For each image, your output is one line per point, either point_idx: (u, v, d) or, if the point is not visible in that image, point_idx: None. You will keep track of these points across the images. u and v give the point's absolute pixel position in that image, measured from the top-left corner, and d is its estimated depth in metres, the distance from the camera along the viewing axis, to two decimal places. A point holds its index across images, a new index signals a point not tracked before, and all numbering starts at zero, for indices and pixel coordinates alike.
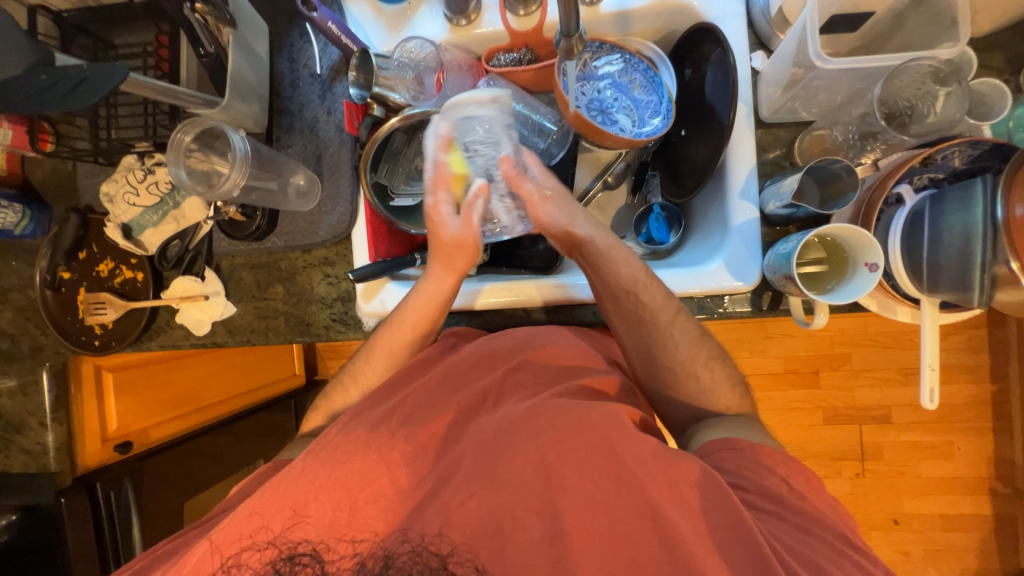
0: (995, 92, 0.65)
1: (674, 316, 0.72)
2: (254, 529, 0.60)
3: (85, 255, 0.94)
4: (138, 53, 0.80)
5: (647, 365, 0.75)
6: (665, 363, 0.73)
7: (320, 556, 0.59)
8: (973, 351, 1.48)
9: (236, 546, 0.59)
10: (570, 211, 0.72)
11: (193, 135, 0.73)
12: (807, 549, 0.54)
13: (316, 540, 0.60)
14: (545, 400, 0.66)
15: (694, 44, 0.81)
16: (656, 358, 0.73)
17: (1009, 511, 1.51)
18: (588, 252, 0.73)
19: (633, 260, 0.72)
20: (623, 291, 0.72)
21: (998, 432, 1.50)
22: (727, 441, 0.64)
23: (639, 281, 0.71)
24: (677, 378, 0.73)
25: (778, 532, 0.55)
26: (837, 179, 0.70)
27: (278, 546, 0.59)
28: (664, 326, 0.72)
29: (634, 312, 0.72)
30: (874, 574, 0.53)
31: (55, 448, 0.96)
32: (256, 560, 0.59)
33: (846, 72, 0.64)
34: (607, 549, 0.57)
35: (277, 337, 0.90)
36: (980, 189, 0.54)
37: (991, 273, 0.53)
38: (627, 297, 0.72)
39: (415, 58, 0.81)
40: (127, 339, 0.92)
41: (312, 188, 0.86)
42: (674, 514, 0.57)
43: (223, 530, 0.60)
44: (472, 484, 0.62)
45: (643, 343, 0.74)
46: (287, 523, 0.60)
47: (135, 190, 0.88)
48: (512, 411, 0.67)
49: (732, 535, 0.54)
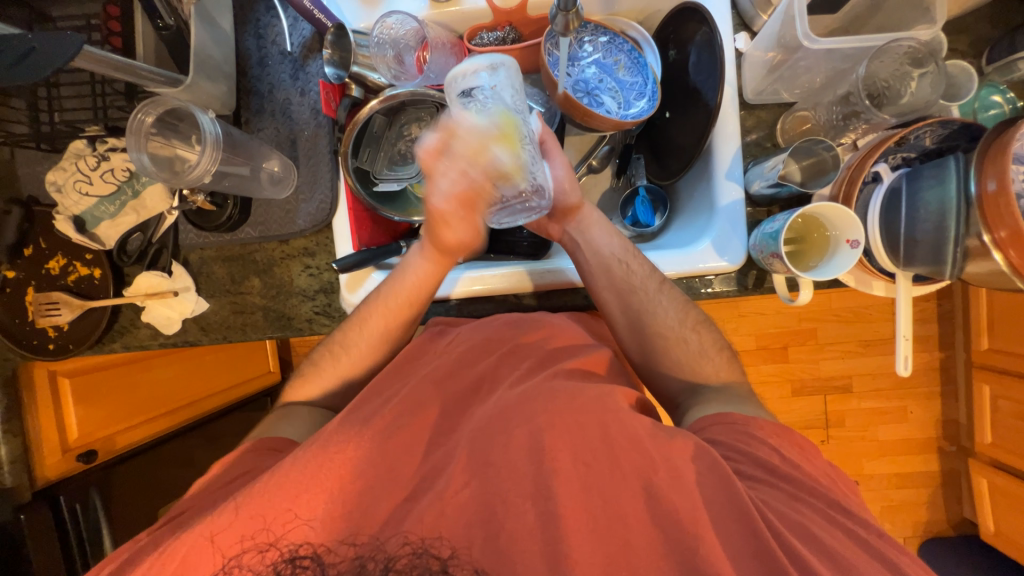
0: (964, 74, 0.69)
1: (662, 287, 0.74)
2: (254, 531, 0.57)
3: (31, 251, 0.86)
4: (82, 27, 0.74)
5: (636, 336, 0.76)
6: (654, 332, 0.74)
7: (321, 558, 0.57)
8: (926, 322, 1.59)
9: (237, 547, 0.57)
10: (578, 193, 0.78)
11: (156, 116, 0.67)
12: (808, 521, 0.55)
13: (318, 543, 0.58)
14: (547, 387, 0.66)
15: (679, 23, 0.81)
16: (644, 326, 0.74)
17: (954, 466, 1.66)
18: (581, 229, 0.79)
19: (623, 239, 0.78)
20: (615, 262, 0.76)
21: (945, 395, 1.63)
22: (719, 415, 0.65)
23: (629, 252, 0.76)
24: (666, 342, 0.74)
25: (782, 507, 0.56)
26: (818, 159, 0.73)
27: (279, 547, 0.57)
28: (653, 294, 0.74)
29: (626, 282, 0.75)
30: (868, 540, 0.55)
31: (9, 462, 0.88)
32: (257, 562, 0.56)
33: (828, 53, 0.66)
34: (619, 534, 0.57)
35: (255, 333, 0.86)
36: (954, 166, 0.56)
37: (963, 246, 0.56)
38: (619, 269, 0.76)
39: (394, 35, 0.76)
40: (86, 342, 0.85)
41: (288, 175, 0.82)
42: (683, 495, 0.57)
43: (223, 532, 0.57)
44: (474, 472, 0.61)
45: (633, 314, 0.75)
46: (287, 526, 0.58)
47: (87, 179, 0.81)
48: (505, 399, 0.67)
49: (737, 511, 0.55)
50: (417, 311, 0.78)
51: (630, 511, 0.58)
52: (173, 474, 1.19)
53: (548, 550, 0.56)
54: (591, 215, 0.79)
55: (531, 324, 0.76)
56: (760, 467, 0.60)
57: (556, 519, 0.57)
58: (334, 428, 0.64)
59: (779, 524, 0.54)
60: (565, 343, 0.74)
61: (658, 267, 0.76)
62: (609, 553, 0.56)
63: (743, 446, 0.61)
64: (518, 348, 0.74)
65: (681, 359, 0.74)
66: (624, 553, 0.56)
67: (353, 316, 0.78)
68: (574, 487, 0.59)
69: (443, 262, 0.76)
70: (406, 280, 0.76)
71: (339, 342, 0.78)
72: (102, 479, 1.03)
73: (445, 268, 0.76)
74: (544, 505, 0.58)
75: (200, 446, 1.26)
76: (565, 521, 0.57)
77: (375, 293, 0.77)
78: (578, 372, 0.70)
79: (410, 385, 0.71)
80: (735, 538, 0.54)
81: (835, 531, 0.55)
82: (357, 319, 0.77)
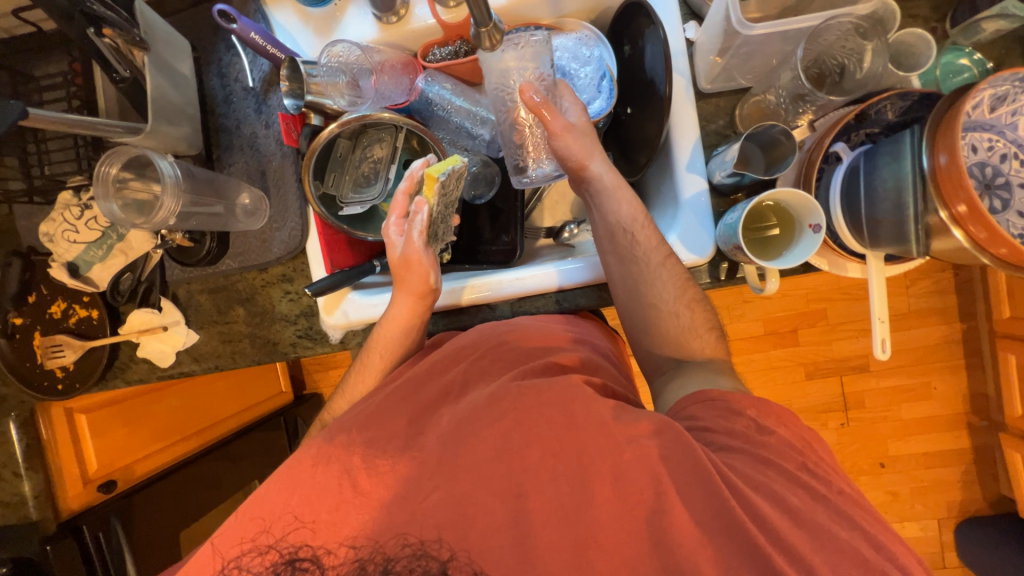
0: (921, 41, 0.66)
1: (666, 260, 0.72)
2: (254, 533, 0.60)
3: (34, 298, 0.91)
4: (59, 84, 0.78)
5: (633, 304, 0.74)
6: (648, 302, 0.73)
7: (320, 560, 0.58)
8: (942, 294, 1.52)
9: (236, 549, 0.60)
10: (586, 147, 0.74)
11: (119, 166, 0.70)
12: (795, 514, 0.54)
13: (318, 546, 0.59)
14: (513, 387, 0.65)
15: (629, 18, 0.80)
16: (639, 294, 0.73)
17: (986, 442, 1.58)
18: (594, 190, 0.75)
19: (636, 203, 0.74)
20: (621, 229, 0.73)
21: (971, 368, 1.56)
22: (696, 394, 0.66)
23: (638, 222, 0.73)
24: (659, 315, 0.73)
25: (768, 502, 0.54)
26: (777, 143, 0.70)
27: (278, 550, 0.59)
28: (655, 267, 0.72)
29: (629, 248, 0.73)
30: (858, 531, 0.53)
31: (33, 496, 0.95)
32: (257, 563, 0.59)
33: (774, 36, 0.64)
34: (605, 532, 0.56)
35: (245, 360, 0.90)
36: (908, 142, 0.55)
37: (924, 223, 0.55)
38: (626, 235, 0.73)
39: (345, 61, 0.77)
40: (90, 380, 0.90)
41: (260, 206, 0.84)
42: (663, 488, 0.56)
43: (223, 534, 0.61)
44: (441, 477, 0.60)
45: (630, 282, 0.73)
46: (287, 529, 0.60)
47: (74, 228, 0.85)
48: (478, 399, 0.66)
49: (712, 498, 0.55)
50: (403, 352, 0.80)
51: (616, 507, 0.57)
52: (202, 495, 1.22)
53: (534, 550, 0.57)
54: (599, 172, 0.74)
55: (508, 329, 0.78)
56: (737, 453, 0.59)
57: (536, 523, 0.57)
58: (324, 442, 0.65)
59: (757, 509, 0.54)
60: (547, 342, 0.76)
61: (666, 241, 0.73)
62: (598, 550, 0.56)
63: (738, 441, 0.61)
64: (499, 350, 0.74)
65: (672, 331, 0.73)
66: (608, 555, 0.56)
67: (352, 367, 0.82)
68: (552, 486, 0.58)
69: (421, 300, 0.77)
70: (381, 330, 0.78)
71: (344, 389, 0.82)
72: (123, 507, 1.04)
73: (404, 307, 0.77)
74: (523, 513, 0.58)
75: (224, 467, 1.28)
76: (550, 519, 0.57)
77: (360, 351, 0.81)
78: (558, 366, 0.71)
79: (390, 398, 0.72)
80: (717, 522, 0.54)
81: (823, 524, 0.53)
82: (353, 369, 0.82)
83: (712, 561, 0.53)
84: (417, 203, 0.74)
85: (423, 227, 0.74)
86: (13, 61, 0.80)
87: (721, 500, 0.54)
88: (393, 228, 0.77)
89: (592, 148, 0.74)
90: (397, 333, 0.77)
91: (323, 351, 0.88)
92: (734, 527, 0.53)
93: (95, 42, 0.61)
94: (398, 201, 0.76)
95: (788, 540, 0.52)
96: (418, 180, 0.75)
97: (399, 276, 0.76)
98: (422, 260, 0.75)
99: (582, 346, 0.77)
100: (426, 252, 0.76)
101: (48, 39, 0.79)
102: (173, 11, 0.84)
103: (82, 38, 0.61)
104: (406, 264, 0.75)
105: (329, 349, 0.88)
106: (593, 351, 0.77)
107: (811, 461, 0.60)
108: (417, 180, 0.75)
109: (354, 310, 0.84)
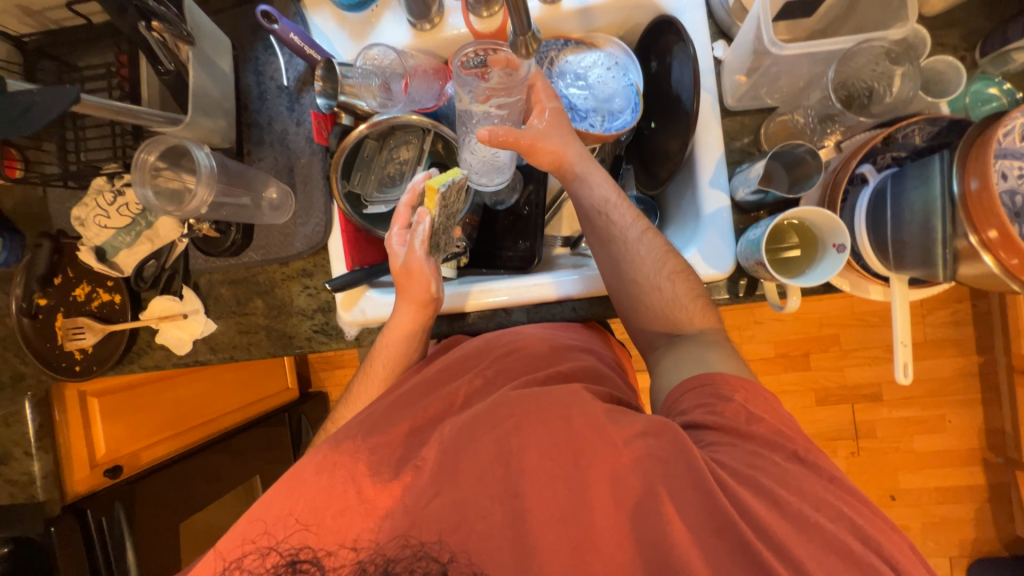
0: (952, 69, 0.66)
1: (643, 232, 0.73)
2: (255, 535, 0.60)
3: (60, 280, 0.93)
4: (102, 74, 0.81)
5: (615, 281, 0.74)
6: (632, 278, 0.72)
7: (321, 561, 0.58)
8: (959, 325, 1.50)
9: (239, 550, 0.59)
10: (557, 141, 0.74)
11: (157, 154, 0.72)
12: (810, 542, 0.52)
13: (319, 547, 0.58)
14: (512, 394, 0.65)
15: (657, 35, 0.82)
16: (622, 271, 0.72)
17: (1002, 480, 1.53)
18: (567, 178, 0.76)
19: (610, 183, 0.75)
20: (596, 211, 0.74)
21: (987, 402, 1.52)
22: (687, 381, 0.65)
23: (613, 200, 0.74)
24: (641, 289, 0.71)
25: (782, 530, 0.53)
26: (802, 163, 0.71)
27: (280, 552, 0.58)
28: (633, 241, 0.73)
29: (606, 229, 0.73)
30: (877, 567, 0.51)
31: (42, 476, 0.95)
32: (258, 565, 0.58)
33: (805, 57, 0.65)
34: (604, 534, 0.56)
35: (260, 352, 0.90)
36: (938, 165, 0.55)
37: (952, 247, 0.55)
38: (602, 215, 0.74)
39: (379, 64, 0.80)
40: (108, 364, 0.91)
41: (286, 201, 0.86)
42: (665, 499, 0.56)
43: (227, 538, 0.60)
44: (442, 481, 0.60)
45: (611, 261, 0.73)
46: (288, 530, 0.59)
47: (105, 213, 0.87)
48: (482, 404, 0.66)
49: (717, 510, 0.54)
50: (412, 356, 0.81)
51: (616, 512, 0.57)
52: (204, 488, 1.22)
53: (535, 554, 0.56)
54: (572, 161, 0.75)
55: (514, 339, 0.77)
56: (740, 456, 0.58)
57: (543, 536, 0.56)
58: (330, 448, 0.65)
59: (765, 524, 0.53)
60: (550, 351, 0.75)
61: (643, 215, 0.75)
62: (596, 554, 0.55)
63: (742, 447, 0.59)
64: (504, 361, 0.74)
65: (657, 305, 0.71)
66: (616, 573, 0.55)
67: (361, 367, 0.83)
68: (550, 488, 0.58)
69: (421, 308, 0.77)
70: (390, 333, 0.78)
71: (355, 387, 0.83)
72: (128, 495, 1.04)
73: (407, 310, 0.77)
74: (529, 525, 0.57)
75: (226, 460, 1.28)
76: (550, 522, 0.57)
77: (366, 355, 0.82)
78: (562, 376, 0.71)
79: (398, 400, 0.71)
80: (725, 542, 0.53)
81: (837, 556, 0.52)
82: (364, 370, 0.82)
83: (714, 570, 0.53)
84: (421, 213, 0.74)
85: (425, 237, 0.75)
86: (61, 52, 0.84)
87: (725, 511, 0.53)
88: (395, 238, 0.78)
89: (564, 141, 0.74)
90: (398, 342, 0.78)
91: (338, 347, 0.89)
92: (744, 551, 0.52)
93: (143, 36, 0.64)
94: (402, 212, 0.77)
95: (794, 559, 0.51)
96: (420, 193, 0.76)
97: (401, 285, 0.77)
98: (423, 269, 0.75)
99: (588, 355, 0.77)
100: (427, 260, 0.76)
101: (95, 32, 0.82)
102: (215, 10, 0.87)
103: (132, 31, 0.64)
104: (408, 273, 0.76)
105: (344, 344, 0.88)
106: (599, 360, 0.77)
107: (801, 449, 0.59)
108: (420, 192, 0.76)
109: (371, 308, 0.85)
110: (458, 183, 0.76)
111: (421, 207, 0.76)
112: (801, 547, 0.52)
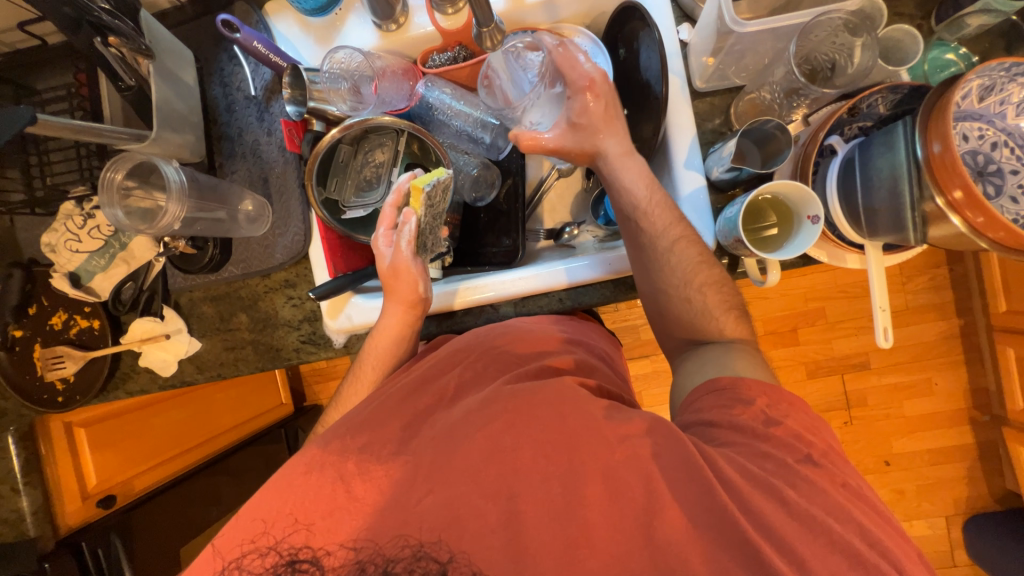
0: (908, 37, 0.69)
1: (678, 243, 0.70)
2: (255, 534, 0.59)
3: (35, 309, 0.91)
4: (63, 96, 0.79)
5: (646, 287, 0.74)
6: (660, 290, 0.72)
7: (320, 561, 0.57)
8: (937, 290, 1.53)
9: (238, 550, 0.58)
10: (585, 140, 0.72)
11: (124, 172, 0.71)
12: (807, 507, 0.53)
13: (318, 546, 0.57)
14: (507, 389, 0.65)
15: (623, 22, 0.82)
16: (652, 281, 0.72)
17: (990, 437, 1.57)
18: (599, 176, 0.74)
19: (646, 187, 0.72)
20: (629, 220, 0.72)
21: (971, 363, 1.56)
22: (708, 382, 0.65)
23: (651, 206, 0.71)
24: (671, 301, 0.72)
25: (779, 499, 0.53)
26: (773, 138, 0.71)
27: (279, 551, 0.57)
28: (666, 253, 0.70)
29: (643, 236, 0.72)
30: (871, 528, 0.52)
31: (32, 513, 0.93)
32: (257, 564, 0.57)
33: (766, 34, 0.65)
34: (591, 506, 0.56)
35: (248, 367, 0.89)
36: (901, 132, 0.56)
37: (920, 211, 0.56)
38: (634, 223, 0.72)
39: (347, 67, 0.78)
40: (91, 392, 0.89)
41: (263, 213, 0.85)
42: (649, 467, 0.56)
43: (224, 535, 0.59)
44: (436, 479, 0.59)
45: (642, 270, 0.73)
46: (287, 529, 0.58)
47: (76, 237, 0.84)
48: (468, 405, 0.66)
49: (703, 488, 0.54)
50: (402, 359, 0.80)
51: (604, 485, 0.57)
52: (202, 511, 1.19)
53: (528, 538, 0.55)
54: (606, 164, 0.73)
55: (502, 333, 0.78)
56: (740, 445, 0.58)
57: (541, 525, 0.56)
58: (318, 447, 0.64)
59: (754, 498, 0.53)
60: (543, 345, 0.76)
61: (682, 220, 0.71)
62: (583, 526, 0.55)
63: (728, 422, 0.60)
64: (494, 354, 0.75)
65: (684, 317, 0.72)
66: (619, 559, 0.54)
67: (350, 373, 0.82)
68: (544, 484, 0.57)
69: (410, 309, 0.77)
70: (378, 336, 0.78)
71: (342, 396, 0.82)
72: (122, 523, 1.01)
73: (393, 314, 0.77)
74: (527, 516, 0.56)
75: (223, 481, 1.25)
76: (538, 503, 0.57)
77: (353, 361, 0.82)
78: (554, 370, 0.70)
79: (385, 400, 0.71)
80: (724, 516, 0.53)
81: (837, 521, 0.52)
82: (353, 373, 0.81)
83: (705, 551, 0.53)
84: (405, 214, 0.74)
85: (411, 237, 0.75)
86: (20, 76, 0.82)
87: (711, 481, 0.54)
88: (383, 238, 0.77)
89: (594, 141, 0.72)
90: (387, 344, 0.78)
91: (326, 355, 0.88)
92: (743, 523, 0.52)
93: (101, 52, 0.63)
94: (387, 212, 0.77)
95: (787, 536, 0.51)
96: (405, 193, 0.76)
97: (389, 286, 0.77)
98: (410, 269, 0.76)
99: (578, 348, 0.77)
100: (413, 260, 0.76)
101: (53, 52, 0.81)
102: (176, 23, 0.86)
103: (89, 48, 0.63)
104: (394, 273, 0.76)
105: (333, 352, 0.88)
106: (589, 352, 0.77)
107: (818, 453, 0.58)
108: (404, 193, 0.75)
109: (357, 314, 0.84)
110: (443, 183, 0.77)
111: (406, 207, 0.76)
112: (797, 515, 0.52)
